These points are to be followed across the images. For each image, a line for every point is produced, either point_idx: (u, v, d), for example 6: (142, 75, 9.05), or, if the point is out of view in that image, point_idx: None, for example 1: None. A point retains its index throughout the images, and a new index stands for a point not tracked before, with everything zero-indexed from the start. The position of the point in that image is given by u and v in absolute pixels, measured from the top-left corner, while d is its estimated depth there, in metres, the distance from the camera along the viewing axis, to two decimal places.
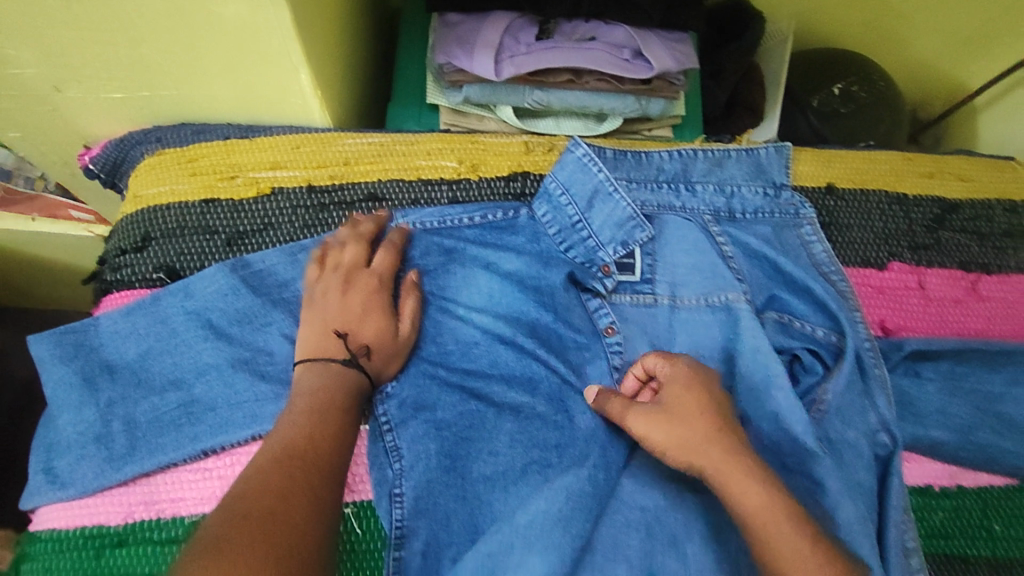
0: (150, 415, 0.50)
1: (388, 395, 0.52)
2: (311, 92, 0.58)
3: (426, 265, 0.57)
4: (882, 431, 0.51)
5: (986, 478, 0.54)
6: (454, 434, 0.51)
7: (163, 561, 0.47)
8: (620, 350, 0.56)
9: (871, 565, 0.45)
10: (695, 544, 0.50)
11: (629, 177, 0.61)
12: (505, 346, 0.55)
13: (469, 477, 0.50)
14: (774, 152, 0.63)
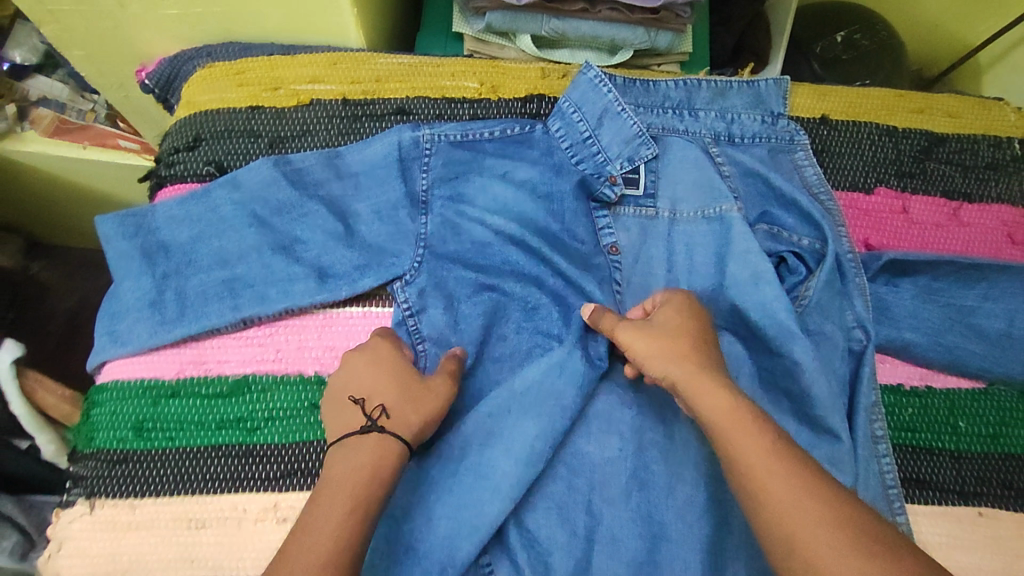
0: (199, 288, 0.57)
1: (405, 285, 0.58)
2: (348, 13, 0.64)
3: (448, 173, 0.62)
4: (857, 328, 0.57)
5: (954, 380, 0.59)
6: (466, 321, 0.58)
7: (211, 411, 0.54)
8: (620, 261, 0.61)
9: (838, 430, 0.52)
10: (680, 423, 0.56)
11: (637, 103, 0.66)
12: (515, 247, 0.60)
13: (478, 356, 0.57)
14: (774, 84, 0.67)
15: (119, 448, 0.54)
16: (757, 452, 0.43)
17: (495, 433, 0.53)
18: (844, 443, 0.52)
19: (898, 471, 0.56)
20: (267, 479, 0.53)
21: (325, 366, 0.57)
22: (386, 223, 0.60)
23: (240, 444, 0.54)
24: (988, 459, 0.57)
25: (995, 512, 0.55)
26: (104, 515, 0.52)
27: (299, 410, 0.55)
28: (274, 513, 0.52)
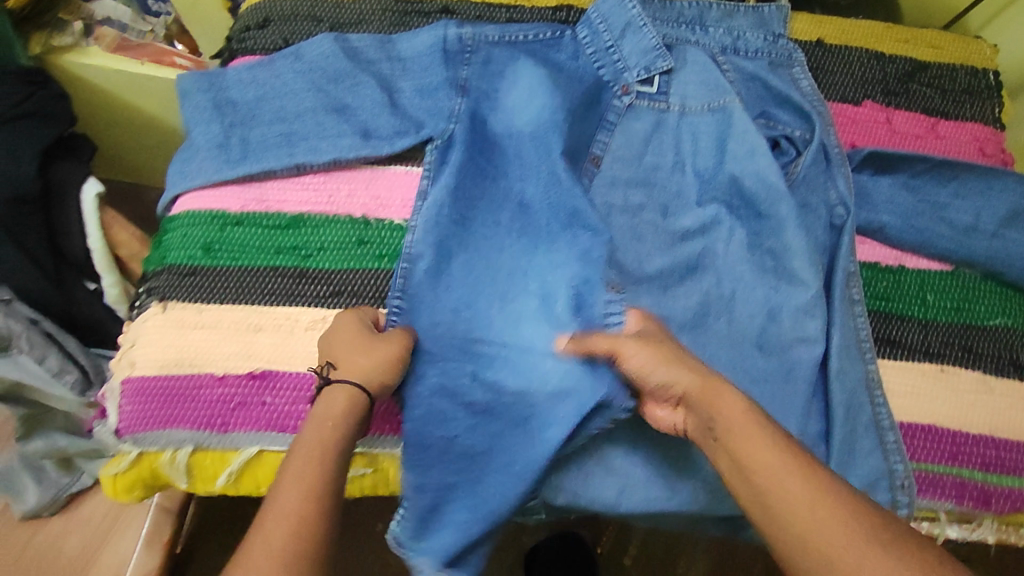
0: (261, 138, 0.65)
1: (431, 146, 0.67)
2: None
3: (482, 65, 0.69)
4: (839, 205, 0.65)
5: (924, 263, 0.67)
6: (466, 194, 0.66)
7: (269, 238, 0.62)
8: (604, 145, 0.69)
9: (809, 280, 0.61)
10: (677, 283, 0.64)
11: (655, 16, 0.72)
12: (531, 142, 0.68)
13: (472, 228, 0.65)
14: (776, 10, 0.74)
15: (188, 264, 0.61)
16: (766, 455, 0.45)
17: (471, 298, 0.63)
18: (814, 287, 0.60)
19: (872, 331, 0.63)
20: (317, 297, 0.61)
21: (371, 209, 0.64)
22: (429, 99, 0.68)
23: (295, 267, 0.62)
24: (952, 328, 0.64)
25: (955, 370, 0.62)
26: (174, 315, 0.59)
27: (347, 243, 0.63)
28: (323, 323, 0.60)
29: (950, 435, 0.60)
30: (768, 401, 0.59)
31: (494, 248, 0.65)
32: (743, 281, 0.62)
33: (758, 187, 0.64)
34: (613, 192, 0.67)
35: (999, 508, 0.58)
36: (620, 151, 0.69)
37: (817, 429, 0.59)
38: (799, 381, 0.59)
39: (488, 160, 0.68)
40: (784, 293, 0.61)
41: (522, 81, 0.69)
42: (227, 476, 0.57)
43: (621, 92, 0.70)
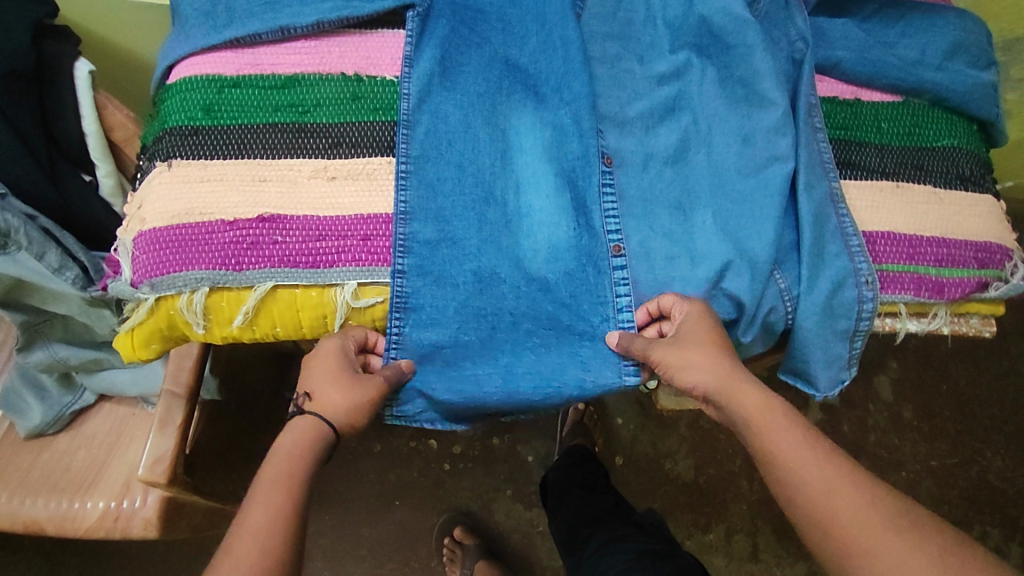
0: (246, 5, 0.67)
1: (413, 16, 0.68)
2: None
3: None
4: (799, 40, 0.70)
5: (878, 96, 0.73)
6: (449, 64, 0.68)
7: (267, 99, 0.65)
8: (583, 0, 0.71)
9: (778, 99, 0.66)
10: (657, 124, 0.68)
11: None
12: (513, 5, 0.71)
13: (459, 87, 0.67)
14: None
15: (190, 125, 0.64)
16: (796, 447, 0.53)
17: (460, 153, 0.64)
18: (780, 105, 0.66)
19: (835, 156, 0.69)
20: (319, 148, 0.64)
21: (362, 68, 0.68)
22: None
23: (295, 122, 0.65)
24: (905, 151, 0.71)
25: (910, 185, 0.68)
26: (180, 172, 0.62)
27: (343, 98, 0.66)
28: (325, 172, 0.63)
29: (907, 238, 0.65)
30: (750, 213, 0.64)
31: (483, 108, 0.66)
32: (719, 112, 0.67)
33: (725, 22, 0.68)
34: (596, 44, 0.71)
35: (952, 296, 0.64)
36: (595, 6, 0.72)
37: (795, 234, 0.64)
38: (777, 192, 0.64)
39: (467, 31, 0.70)
40: (756, 117, 0.67)
41: None
42: (244, 316, 0.59)
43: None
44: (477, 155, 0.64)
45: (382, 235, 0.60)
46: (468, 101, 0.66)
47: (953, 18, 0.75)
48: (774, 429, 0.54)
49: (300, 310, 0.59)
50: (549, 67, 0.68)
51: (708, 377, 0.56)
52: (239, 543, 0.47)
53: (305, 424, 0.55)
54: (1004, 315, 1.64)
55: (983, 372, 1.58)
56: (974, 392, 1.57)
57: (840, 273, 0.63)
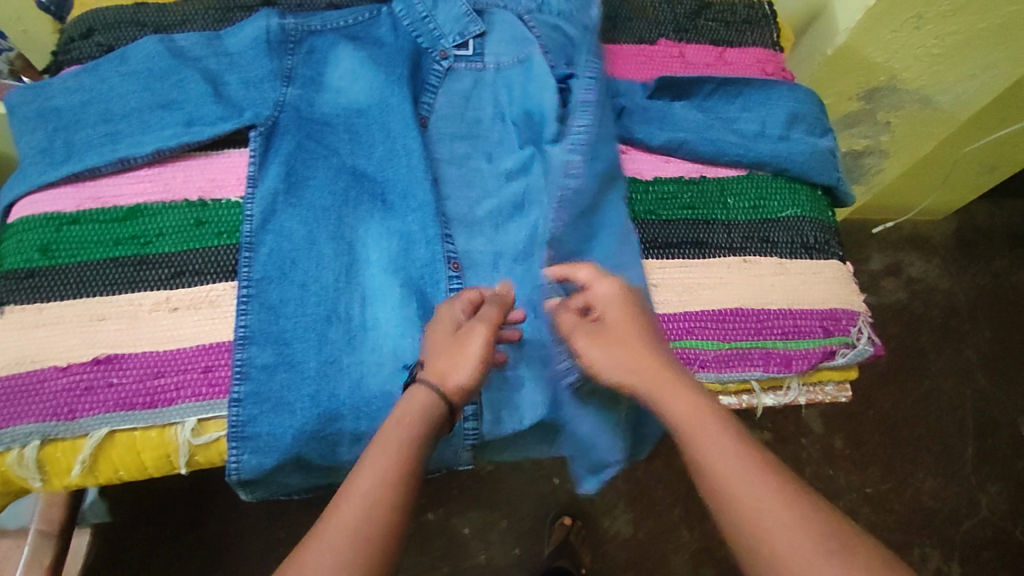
0: (86, 139, 0.67)
1: (254, 134, 0.70)
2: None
3: (308, 58, 0.75)
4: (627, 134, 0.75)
5: (723, 172, 0.76)
6: (293, 177, 0.69)
7: (108, 233, 0.65)
8: (430, 107, 0.76)
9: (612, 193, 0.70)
10: (502, 221, 0.71)
11: None
12: (361, 113, 0.73)
13: (304, 202, 0.68)
14: None
15: (26, 267, 0.62)
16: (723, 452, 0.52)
17: (301, 268, 0.65)
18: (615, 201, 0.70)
19: (683, 236, 0.72)
20: (159, 279, 0.63)
21: (207, 192, 0.68)
22: (253, 89, 0.72)
23: (135, 254, 0.64)
24: (750, 225, 0.74)
25: (756, 258, 0.72)
26: (13, 319, 0.60)
27: (186, 225, 0.66)
28: (166, 303, 0.62)
29: (755, 314, 0.69)
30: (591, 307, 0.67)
31: (324, 223, 0.67)
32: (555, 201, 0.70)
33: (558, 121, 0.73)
34: (444, 145, 0.74)
35: (800, 369, 0.67)
36: (441, 112, 0.75)
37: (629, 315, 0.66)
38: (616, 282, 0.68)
39: (313, 144, 0.71)
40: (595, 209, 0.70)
41: (345, 64, 0.75)
42: (81, 465, 0.57)
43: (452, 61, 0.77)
44: (321, 272, 0.65)
45: (223, 365, 0.60)
46: (312, 216, 0.67)
47: (787, 89, 0.78)
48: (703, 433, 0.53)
49: (141, 452, 0.58)
50: (393, 176, 0.71)
51: (618, 373, 0.58)
52: (343, 511, 0.49)
53: (422, 397, 0.56)
54: (920, 333, 1.69)
55: (907, 393, 1.61)
56: (902, 413, 1.59)
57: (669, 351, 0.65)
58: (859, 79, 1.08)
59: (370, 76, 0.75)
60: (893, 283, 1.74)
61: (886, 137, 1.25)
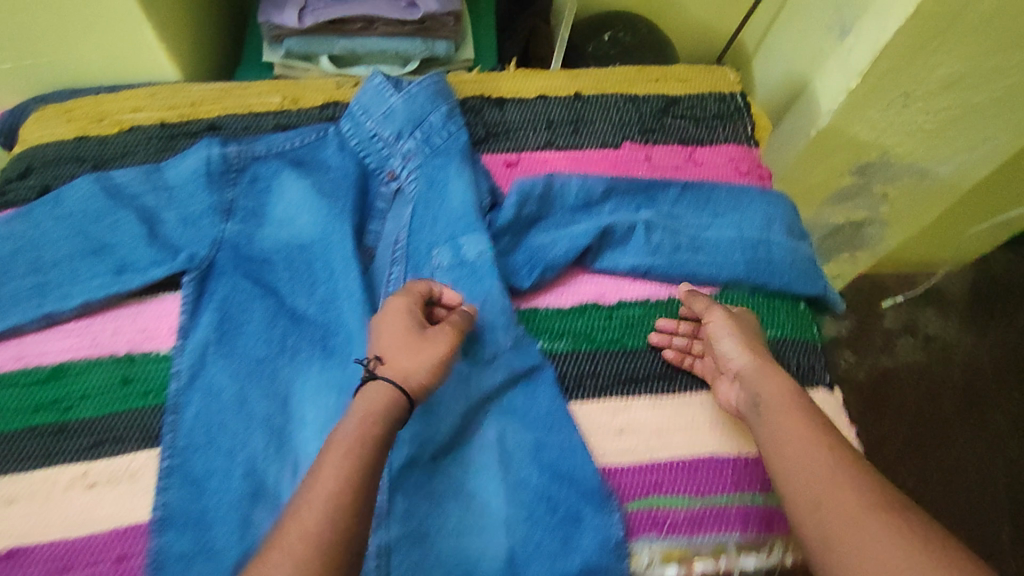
0: (12, 292, 0.65)
1: (188, 279, 0.68)
2: (159, 49, 0.75)
3: (244, 191, 0.72)
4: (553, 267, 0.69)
5: (694, 291, 0.71)
6: (224, 325, 0.66)
7: (26, 397, 0.63)
8: (378, 234, 0.73)
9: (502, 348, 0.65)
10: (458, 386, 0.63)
11: (416, 89, 0.75)
12: (300, 251, 0.70)
13: (237, 353, 0.65)
14: (423, 85, 0.75)
15: None
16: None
17: (225, 433, 0.62)
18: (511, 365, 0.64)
19: (649, 368, 0.68)
20: (78, 448, 0.61)
21: (136, 344, 0.66)
22: (193, 228, 0.70)
23: (56, 422, 0.62)
24: None
25: None
26: None
27: (112, 384, 0.64)
28: (82, 479, 0.59)
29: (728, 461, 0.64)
30: (484, 527, 0.59)
31: (253, 381, 0.64)
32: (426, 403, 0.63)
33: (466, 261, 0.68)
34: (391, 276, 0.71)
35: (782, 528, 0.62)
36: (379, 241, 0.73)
37: (538, 514, 0.59)
38: (517, 483, 0.61)
39: (251, 284, 0.68)
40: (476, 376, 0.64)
41: (288, 194, 0.73)
42: None
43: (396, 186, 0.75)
44: (248, 438, 0.62)
45: (138, 552, 0.56)
46: (244, 369, 0.65)
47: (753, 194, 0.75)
48: (782, 410, 0.57)
49: None
50: (324, 328, 0.67)
51: (747, 358, 0.62)
52: None
53: (384, 388, 0.56)
54: (942, 399, 1.60)
55: (929, 463, 1.53)
56: (927, 489, 1.50)
57: (598, 552, 0.58)
58: (847, 157, 1.03)
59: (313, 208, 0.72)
60: (909, 342, 1.65)
61: (884, 207, 1.19)
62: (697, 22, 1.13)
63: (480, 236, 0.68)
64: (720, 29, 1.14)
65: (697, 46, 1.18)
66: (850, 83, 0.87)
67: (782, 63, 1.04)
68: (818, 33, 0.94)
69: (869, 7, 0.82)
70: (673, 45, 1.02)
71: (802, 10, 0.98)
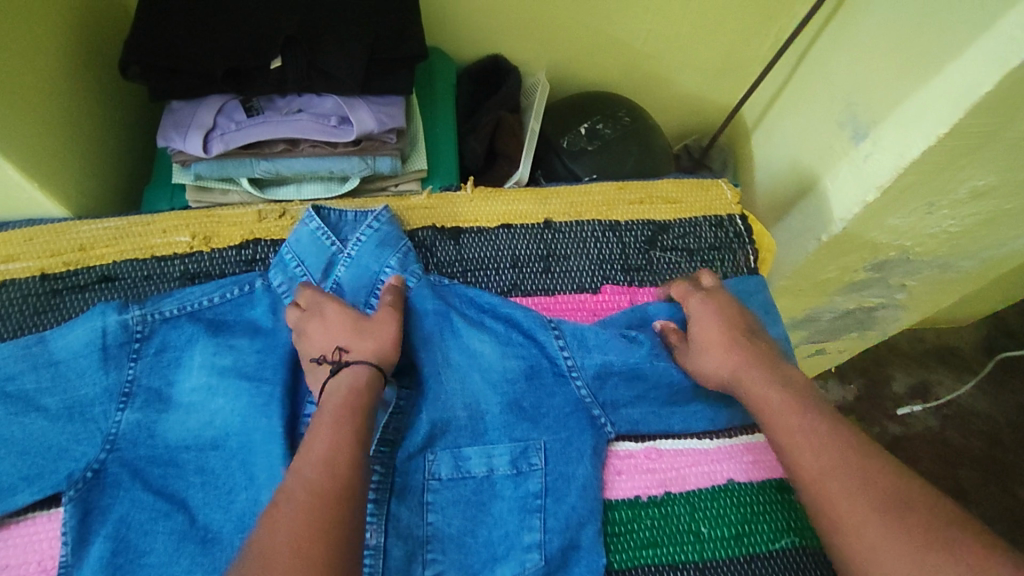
0: None
1: (68, 500, 0.53)
2: (30, 189, 0.59)
3: (142, 369, 0.58)
4: (543, 476, 0.58)
5: (692, 483, 0.61)
6: (118, 555, 0.53)
7: None
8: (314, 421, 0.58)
9: None
10: None
11: (366, 234, 0.65)
12: (215, 452, 0.57)
13: None
14: (374, 225, 0.65)
15: None
16: None
17: None
18: None
19: None
20: None
21: None
22: (77, 423, 0.55)
23: None
24: (727, 564, 0.57)
25: None
26: None
27: None
28: None
29: None
30: None
31: None
32: None
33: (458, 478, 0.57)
34: None
35: None
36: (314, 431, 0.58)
37: None
38: None
39: (153, 498, 0.55)
40: None
41: (200, 373, 0.58)
42: None
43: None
44: None
45: None
46: None
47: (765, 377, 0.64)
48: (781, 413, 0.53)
49: None
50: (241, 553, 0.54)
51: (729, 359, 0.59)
52: None
53: (362, 372, 0.53)
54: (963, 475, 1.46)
55: None
56: None
57: None
58: (863, 256, 0.89)
59: (230, 390, 0.58)
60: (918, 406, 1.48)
61: (902, 295, 1.05)
62: (687, 94, 1.00)
63: (481, 448, 0.58)
64: (713, 101, 1.01)
65: (687, 119, 1.05)
66: (868, 196, 0.73)
67: (785, 149, 0.91)
68: (827, 127, 0.81)
69: (888, 116, 0.70)
70: (660, 133, 0.88)
71: (808, 94, 0.86)
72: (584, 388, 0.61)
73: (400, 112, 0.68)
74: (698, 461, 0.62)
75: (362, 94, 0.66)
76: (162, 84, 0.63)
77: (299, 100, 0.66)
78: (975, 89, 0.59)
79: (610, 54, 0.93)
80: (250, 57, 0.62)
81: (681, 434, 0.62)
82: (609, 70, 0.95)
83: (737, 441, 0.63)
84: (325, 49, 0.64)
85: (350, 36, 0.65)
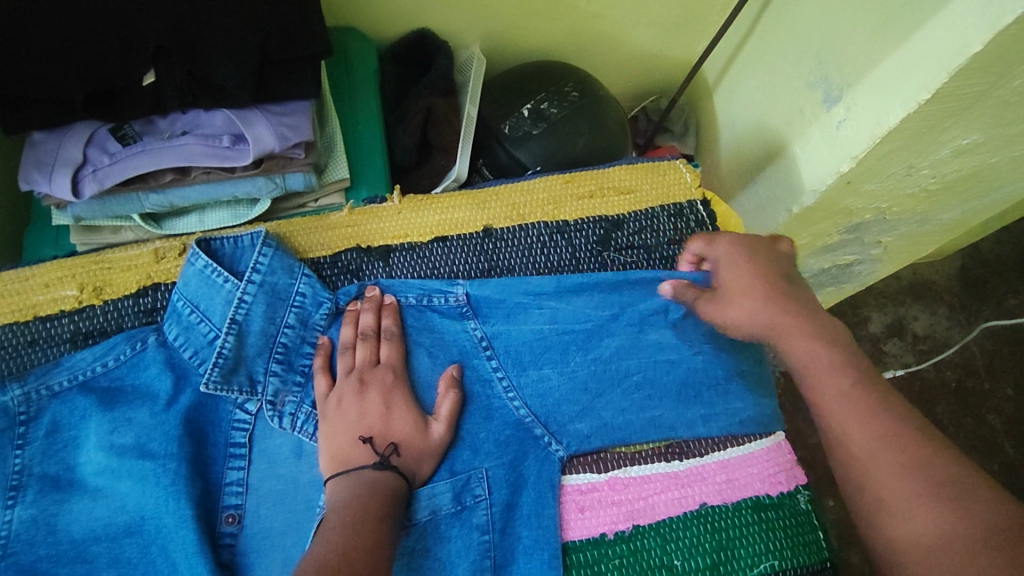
0: None
1: None
2: None
3: (32, 456, 0.51)
4: (494, 511, 0.54)
5: (662, 510, 0.56)
6: None
7: None
8: (240, 489, 0.54)
9: None
10: None
11: (260, 263, 0.56)
12: (129, 540, 0.50)
13: None
14: (267, 258, 0.56)
15: None
16: None
17: None
18: None
19: None
20: None
21: None
22: None
23: None
24: None
25: None
26: None
27: None
28: None
29: None
30: None
31: None
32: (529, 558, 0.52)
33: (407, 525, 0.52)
34: (271, 558, 0.52)
35: None
36: (240, 500, 0.53)
37: None
38: None
39: None
40: None
41: (99, 452, 0.51)
42: None
43: (274, 413, 0.55)
44: None
45: None
46: None
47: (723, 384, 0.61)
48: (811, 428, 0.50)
49: None
50: None
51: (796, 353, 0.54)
52: None
53: (367, 473, 0.50)
54: None
55: None
56: None
57: None
58: (838, 222, 0.81)
59: (136, 470, 0.51)
60: (898, 350, 1.30)
61: (878, 251, 0.99)
62: (639, 53, 0.90)
63: (428, 486, 0.53)
64: (671, 57, 0.92)
65: (642, 79, 0.95)
66: (841, 165, 0.66)
67: (750, 109, 0.83)
68: (795, 88, 0.74)
69: (862, 77, 0.62)
70: (613, 104, 0.80)
71: (774, 49, 0.77)
72: (524, 408, 0.58)
73: (306, 121, 0.59)
74: (667, 487, 0.57)
75: (256, 103, 0.57)
76: (13, 119, 0.52)
77: (186, 119, 0.57)
78: (960, 50, 0.51)
79: (551, 16, 0.82)
80: (112, 75, 0.52)
81: (646, 459, 0.58)
82: (552, 34, 0.85)
83: (709, 459, 0.58)
84: (206, 56, 0.54)
85: (233, 38, 0.54)
